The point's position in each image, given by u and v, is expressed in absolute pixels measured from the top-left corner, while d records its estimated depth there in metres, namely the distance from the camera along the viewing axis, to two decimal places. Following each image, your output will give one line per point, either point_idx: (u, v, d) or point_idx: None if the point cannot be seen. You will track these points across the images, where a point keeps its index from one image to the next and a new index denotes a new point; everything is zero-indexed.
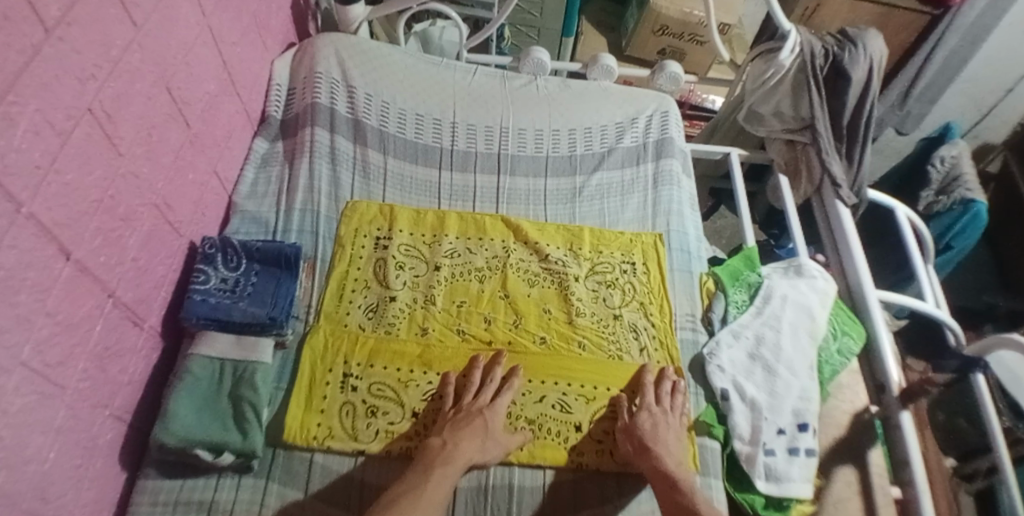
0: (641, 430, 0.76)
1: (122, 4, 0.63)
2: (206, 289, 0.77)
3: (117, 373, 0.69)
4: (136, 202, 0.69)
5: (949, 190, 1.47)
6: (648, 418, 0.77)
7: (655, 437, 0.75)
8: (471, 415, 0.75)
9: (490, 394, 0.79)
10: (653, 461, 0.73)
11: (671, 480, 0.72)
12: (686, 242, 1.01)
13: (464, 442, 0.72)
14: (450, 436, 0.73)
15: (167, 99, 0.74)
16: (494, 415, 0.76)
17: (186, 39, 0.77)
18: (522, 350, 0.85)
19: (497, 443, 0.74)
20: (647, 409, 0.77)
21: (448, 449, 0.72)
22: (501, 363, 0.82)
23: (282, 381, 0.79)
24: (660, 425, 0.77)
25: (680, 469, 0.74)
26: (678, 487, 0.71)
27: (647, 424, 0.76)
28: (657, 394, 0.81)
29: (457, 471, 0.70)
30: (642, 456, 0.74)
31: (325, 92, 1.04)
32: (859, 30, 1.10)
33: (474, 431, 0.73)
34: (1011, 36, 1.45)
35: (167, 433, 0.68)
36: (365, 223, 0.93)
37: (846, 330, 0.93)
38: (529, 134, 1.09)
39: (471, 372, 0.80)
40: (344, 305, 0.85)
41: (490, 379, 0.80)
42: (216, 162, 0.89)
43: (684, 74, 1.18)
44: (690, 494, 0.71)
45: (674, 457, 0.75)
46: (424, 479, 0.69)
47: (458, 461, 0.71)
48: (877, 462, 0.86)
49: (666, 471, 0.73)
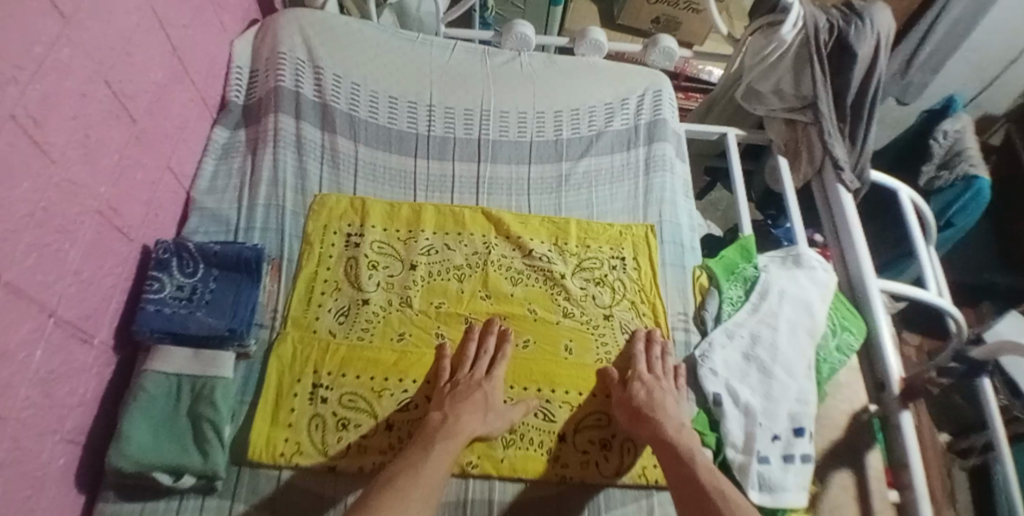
0: (637, 402, 0.74)
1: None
2: (160, 298, 0.72)
3: (66, 396, 0.64)
4: (74, 210, 0.62)
5: (951, 165, 1.39)
6: (641, 385, 0.76)
7: (654, 404, 0.74)
8: (471, 388, 0.73)
9: (486, 366, 0.77)
10: (654, 428, 0.71)
11: (672, 446, 0.69)
12: (679, 234, 0.95)
13: (466, 416, 0.70)
14: (451, 409, 0.71)
15: (107, 94, 0.66)
16: (493, 388, 0.75)
17: (127, 24, 0.69)
18: (521, 321, 0.83)
19: (499, 415, 0.73)
20: (641, 376, 0.76)
21: (450, 422, 0.69)
22: (494, 332, 0.80)
23: (246, 394, 0.74)
24: (653, 392, 0.75)
25: (684, 436, 0.71)
26: (678, 455, 0.69)
27: (641, 393, 0.75)
28: (654, 365, 0.79)
29: (459, 445, 0.67)
30: (642, 423, 0.73)
31: (290, 74, 0.96)
32: (866, 3, 1.02)
33: (475, 405, 0.71)
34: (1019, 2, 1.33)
35: (122, 457, 0.64)
36: (335, 219, 0.87)
37: (846, 325, 0.89)
38: (512, 117, 1.02)
39: (464, 347, 0.78)
40: (313, 310, 0.80)
41: (484, 349, 0.78)
42: (169, 157, 0.82)
43: (678, 48, 1.09)
44: (689, 460, 0.68)
45: (678, 422, 0.73)
46: (425, 455, 0.65)
47: (460, 434, 0.68)
48: (875, 466, 0.83)
49: (667, 438, 0.70)
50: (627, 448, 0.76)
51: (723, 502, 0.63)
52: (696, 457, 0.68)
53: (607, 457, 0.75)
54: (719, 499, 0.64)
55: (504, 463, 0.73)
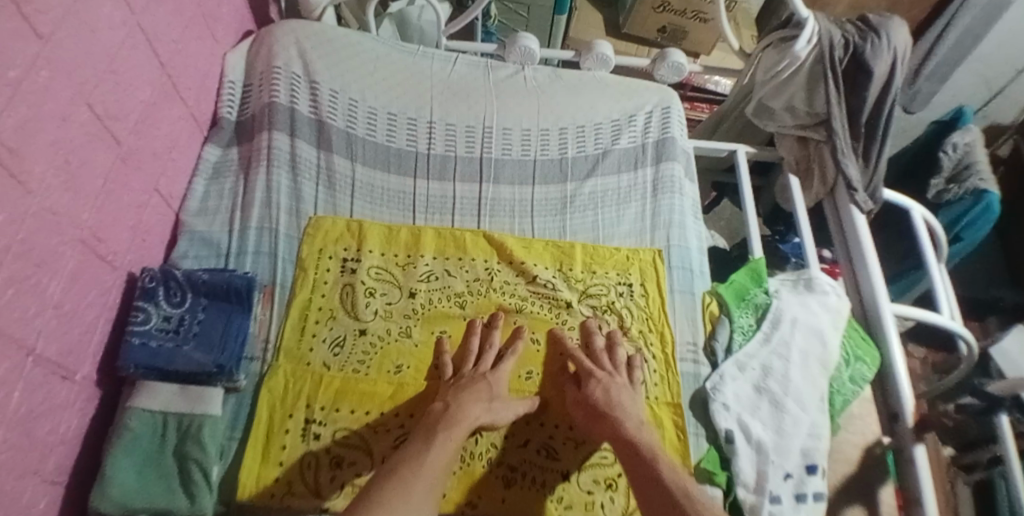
0: (592, 401, 0.72)
1: (23, 15, 0.51)
2: (146, 330, 0.69)
3: (47, 434, 0.59)
4: (54, 241, 0.59)
5: (960, 179, 1.31)
6: (598, 383, 0.73)
7: (611, 403, 0.71)
8: (475, 379, 0.72)
9: (492, 360, 0.76)
10: (614, 427, 0.69)
11: (631, 443, 0.67)
12: (688, 258, 0.92)
13: (469, 404, 0.68)
14: (453, 398, 0.69)
15: (89, 117, 0.63)
16: (497, 380, 0.74)
17: (111, 39, 0.65)
18: (534, 356, 0.80)
19: (503, 404, 0.71)
20: (595, 375, 0.74)
21: (451, 411, 0.67)
22: (497, 326, 0.80)
23: (236, 430, 0.71)
24: (605, 389, 0.73)
25: (643, 433, 0.68)
26: (641, 453, 0.66)
27: (598, 392, 0.72)
28: (605, 361, 0.77)
29: (462, 432, 0.65)
30: (601, 422, 0.70)
31: (284, 89, 0.93)
32: (882, 18, 0.99)
33: (477, 393, 0.70)
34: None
35: (104, 499, 0.61)
36: (331, 242, 0.84)
37: (860, 355, 0.85)
38: (515, 134, 0.98)
39: (468, 340, 0.78)
40: (307, 340, 0.76)
41: (488, 344, 0.78)
42: (156, 179, 0.78)
43: (687, 63, 1.05)
44: (652, 460, 0.65)
45: (637, 418, 0.70)
46: (426, 446, 0.63)
47: (463, 422, 0.66)
48: (887, 502, 0.79)
49: (628, 438, 0.68)
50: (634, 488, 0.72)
51: (686, 501, 0.60)
52: (659, 456, 0.65)
53: (613, 498, 0.71)
54: (684, 500, 0.61)
55: (505, 503, 0.69)
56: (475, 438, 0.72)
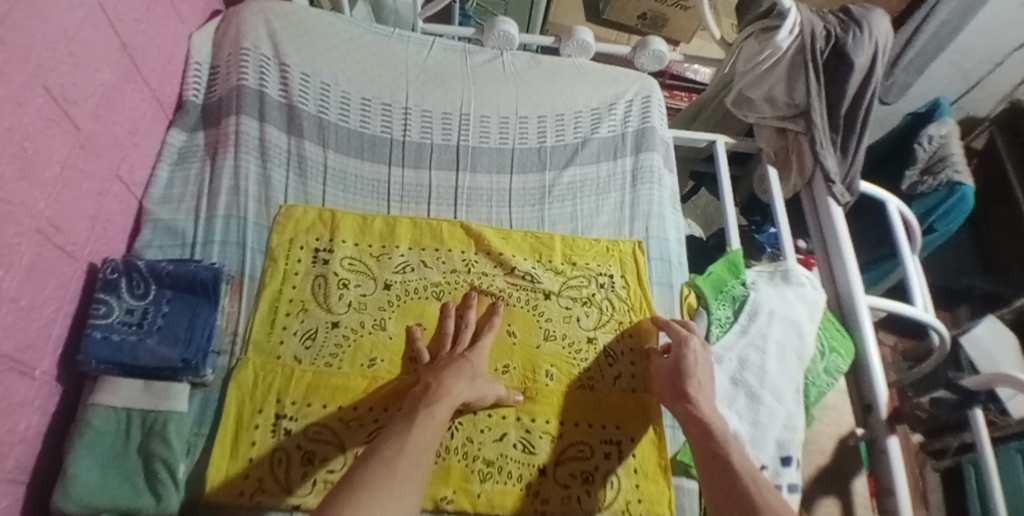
0: (685, 367, 0.73)
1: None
2: (108, 323, 0.65)
3: (7, 433, 0.56)
4: (11, 232, 0.55)
5: (934, 170, 1.31)
6: (693, 354, 0.74)
7: (700, 382, 0.71)
8: (454, 360, 0.71)
9: (468, 341, 0.75)
10: (689, 407, 0.69)
11: (703, 423, 0.67)
12: (666, 250, 0.92)
13: (450, 380, 0.68)
14: (434, 378, 0.69)
15: (46, 101, 0.59)
16: (476, 358, 0.73)
17: (67, 15, 0.61)
18: (508, 347, 0.79)
19: (485, 383, 0.71)
20: (691, 345, 0.74)
21: (432, 388, 0.67)
22: (473, 305, 0.79)
23: (203, 426, 0.68)
24: (702, 363, 0.74)
25: (719, 417, 0.68)
26: (712, 433, 0.65)
27: (694, 367, 0.73)
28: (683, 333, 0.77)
29: (445, 410, 0.64)
30: (680, 403, 0.71)
31: (253, 72, 0.89)
32: (864, 10, 0.99)
33: (459, 372, 0.69)
34: (1003, 6, 1.30)
35: (67, 500, 0.59)
36: (302, 232, 0.81)
37: (834, 346, 0.85)
38: (493, 121, 0.97)
39: (444, 323, 0.77)
40: (278, 333, 0.74)
41: (465, 325, 0.77)
42: (118, 165, 0.75)
43: (669, 50, 1.04)
44: (721, 440, 0.65)
45: (712, 401, 0.70)
46: (408, 427, 0.61)
47: (445, 398, 0.65)
48: (860, 492, 0.82)
49: (704, 418, 0.67)
50: (609, 481, 0.72)
51: (754, 485, 0.59)
52: (730, 440, 0.65)
53: (589, 492, 0.71)
54: (750, 484, 0.59)
55: (481, 499, 0.69)
56: (451, 431, 0.71)
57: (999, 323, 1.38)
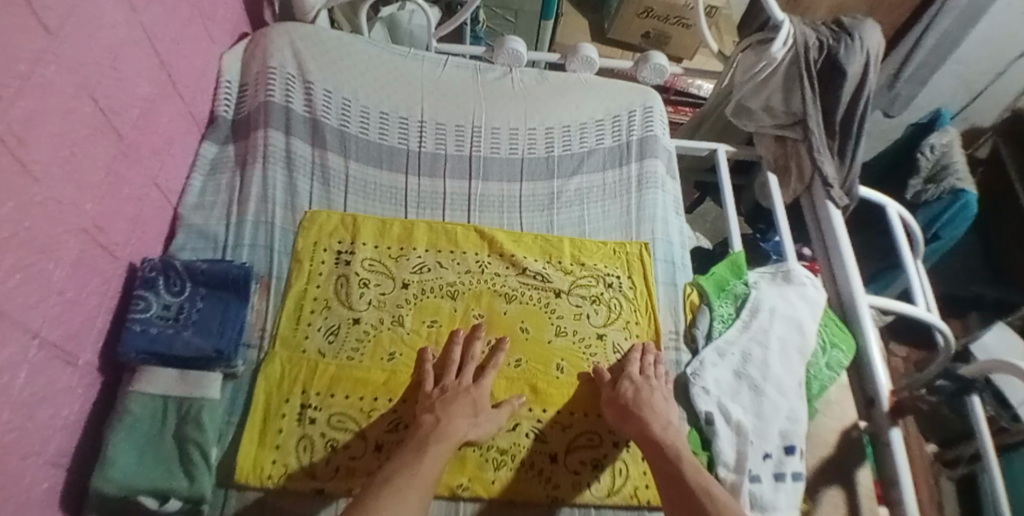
0: (622, 398, 0.75)
1: (33, 10, 0.53)
2: (146, 317, 0.70)
3: (49, 418, 0.60)
4: (57, 229, 0.60)
5: (938, 178, 1.35)
6: (630, 384, 0.77)
7: (640, 403, 0.75)
8: (459, 393, 0.73)
9: (471, 375, 0.76)
10: (641, 425, 0.73)
11: (657, 443, 0.71)
12: (672, 253, 0.96)
13: (457, 418, 0.70)
14: (443, 413, 0.70)
15: (92, 110, 0.65)
16: (481, 393, 0.74)
17: (111, 33, 0.67)
18: (519, 342, 0.82)
19: (489, 418, 0.73)
20: (629, 376, 0.78)
21: (442, 424, 0.69)
22: (480, 335, 0.80)
23: (234, 415, 0.73)
24: (640, 389, 0.77)
25: (669, 433, 0.72)
26: (665, 453, 0.69)
27: (629, 391, 0.76)
28: (647, 365, 0.81)
29: (452, 447, 0.67)
30: (629, 419, 0.74)
31: (280, 89, 0.96)
32: (856, 21, 1.03)
33: (463, 410, 0.71)
34: (1002, 17, 1.33)
35: (105, 481, 0.62)
36: (326, 236, 0.86)
37: (835, 342, 0.88)
38: (503, 133, 1.02)
39: (450, 349, 0.79)
40: (302, 329, 0.79)
41: (469, 356, 0.78)
42: (155, 173, 0.81)
43: (669, 64, 1.09)
44: (677, 460, 0.68)
45: (665, 420, 0.74)
46: (419, 459, 0.64)
47: (453, 437, 0.68)
48: (866, 486, 0.81)
49: (656, 437, 0.71)
50: (619, 468, 0.76)
51: (710, 501, 0.63)
52: (683, 457, 0.69)
53: (599, 478, 0.75)
54: (707, 502, 0.63)
55: (495, 485, 0.72)
56: None
57: (1007, 330, 1.38)
